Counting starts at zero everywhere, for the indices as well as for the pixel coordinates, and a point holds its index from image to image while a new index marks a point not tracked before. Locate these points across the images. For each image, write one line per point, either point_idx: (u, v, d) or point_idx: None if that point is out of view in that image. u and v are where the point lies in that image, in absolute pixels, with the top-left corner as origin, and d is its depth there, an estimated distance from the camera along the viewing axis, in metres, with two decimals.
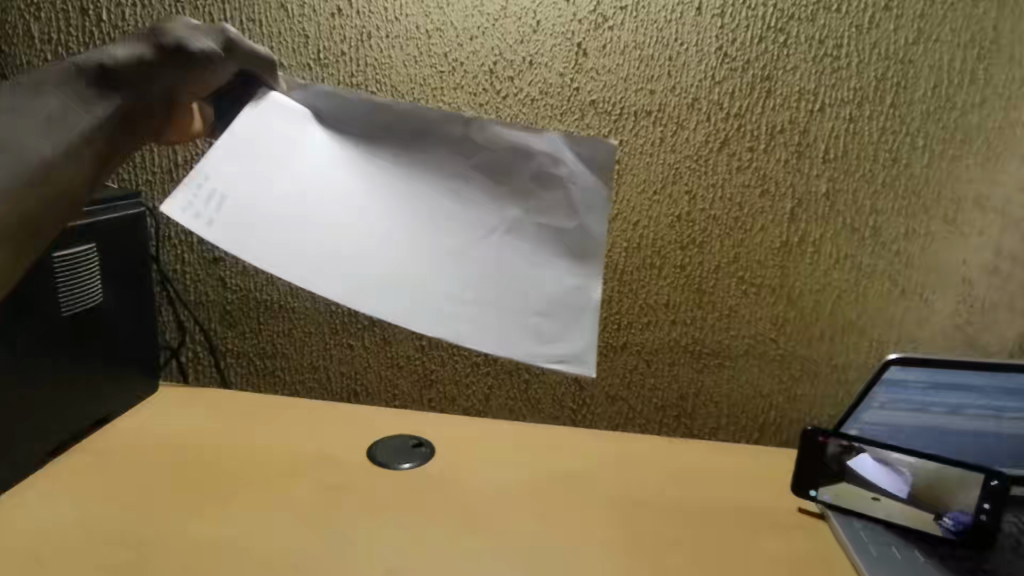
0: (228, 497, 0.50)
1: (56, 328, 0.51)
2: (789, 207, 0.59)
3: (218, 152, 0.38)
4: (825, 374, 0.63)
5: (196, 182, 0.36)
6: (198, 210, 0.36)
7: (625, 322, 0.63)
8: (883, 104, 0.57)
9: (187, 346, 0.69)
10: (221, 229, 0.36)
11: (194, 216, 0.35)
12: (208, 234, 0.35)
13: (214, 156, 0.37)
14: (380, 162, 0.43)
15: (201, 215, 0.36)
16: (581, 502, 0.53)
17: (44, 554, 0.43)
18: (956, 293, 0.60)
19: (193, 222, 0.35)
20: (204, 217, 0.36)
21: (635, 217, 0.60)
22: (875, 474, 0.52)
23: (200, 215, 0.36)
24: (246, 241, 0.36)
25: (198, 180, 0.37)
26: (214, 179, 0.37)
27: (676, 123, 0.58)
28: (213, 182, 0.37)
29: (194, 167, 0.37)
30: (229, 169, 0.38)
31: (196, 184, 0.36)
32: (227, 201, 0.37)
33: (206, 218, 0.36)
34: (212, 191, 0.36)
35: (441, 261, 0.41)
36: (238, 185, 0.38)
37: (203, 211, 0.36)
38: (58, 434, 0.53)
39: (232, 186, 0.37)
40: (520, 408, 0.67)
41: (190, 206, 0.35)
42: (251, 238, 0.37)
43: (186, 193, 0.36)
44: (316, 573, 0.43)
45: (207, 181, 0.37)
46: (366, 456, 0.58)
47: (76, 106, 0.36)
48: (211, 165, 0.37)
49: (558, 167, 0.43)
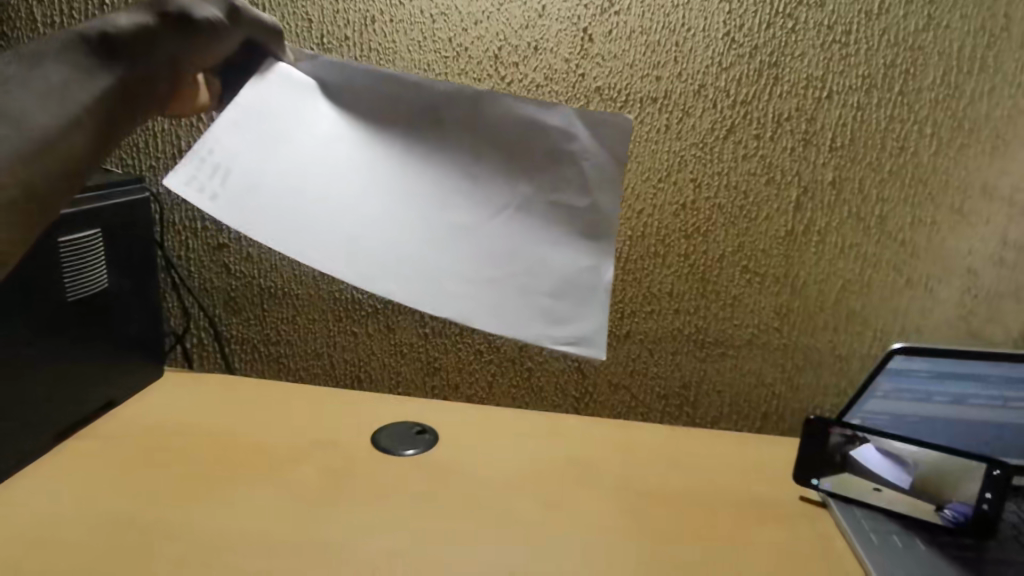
0: (233, 482, 0.51)
1: (61, 309, 0.51)
2: (795, 194, 0.59)
3: (220, 125, 0.38)
4: (828, 363, 0.63)
5: (199, 156, 0.38)
6: (201, 182, 0.38)
7: (629, 310, 0.63)
8: (891, 92, 0.56)
9: (191, 331, 0.69)
10: (223, 203, 0.38)
11: (196, 188, 0.37)
12: (211, 207, 0.37)
13: (217, 128, 0.38)
14: (388, 142, 0.42)
15: (204, 187, 0.38)
16: (582, 489, 0.53)
17: (50, 539, 0.44)
18: (960, 283, 0.60)
19: (196, 195, 0.37)
20: (208, 190, 0.38)
21: (639, 205, 0.60)
22: (878, 465, 0.52)
23: (203, 188, 0.37)
24: (247, 216, 0.38)
25: (201, 153, 0.38)
26: (218, 152, 0.38)
27: (682, 110, 0.58)
28: (217, 157, 0.38)
29: (199, 139, 0.38)
30: (232, 142, 0.38)
31: (199, 158, 0.38)
32: (230, 174, 0.38)
33: (209, 192, 0.38)
34: (216, 164, 0.38)
35: (449, 237, 0.41)
36: (240, 158, 0.38)
37: (207, 183, 0.38)
38: (63, 419, 0.54)
39: (235, 159, 0.38)
40: (523, 395, 0.68)
41: (194, 179, 0.37)
42: (248, 213, 0.38)
43: (190, 166, 0.37)
44: (321, 559, 0.44)
45: (210, 155, 0.38)
46: (370, 442, 0.58)
47: (80, 79, 0.35)
48: (214, 138, 0.38)
49: (571, 143, 0.42)
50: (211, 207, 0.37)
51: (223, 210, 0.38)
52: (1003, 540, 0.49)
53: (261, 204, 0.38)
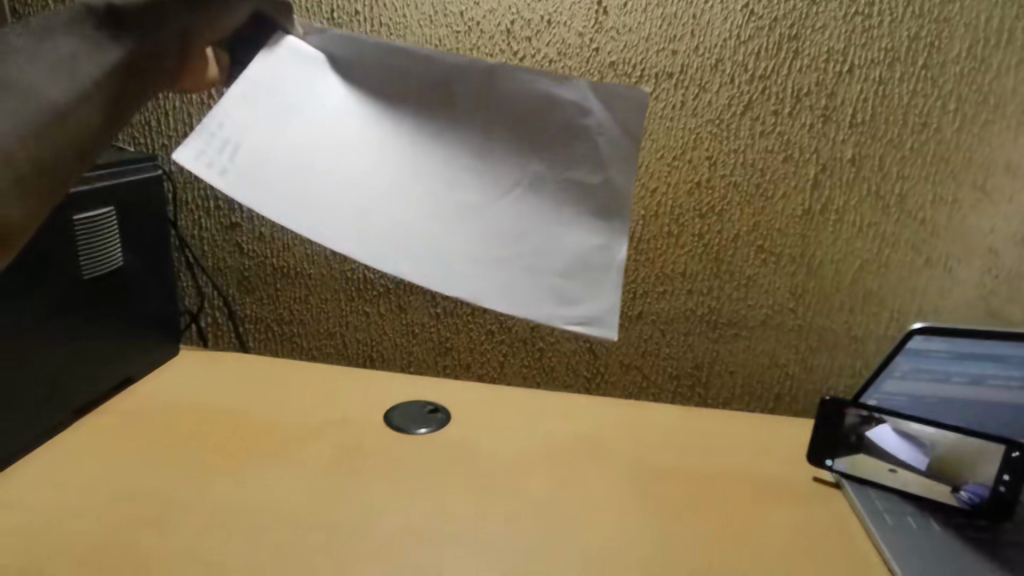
0: (249, 459, 0.52)
1: (76, 287, 0.51)
2: (813, 171, 0.58)
3: (230, 99, 0.38)
4: (844, 344, 0.62)
5: (209, 130, 0.37)
6: (210, 158, 0.37)
7: (641, 291, 0.63)
8: (914, 65, 0.55)
9: (206, 310, 0.70)
10: (233, 177, 0.37)
11: (206, 164, 0.37)
12: (220, 181, 0.37)
13: (227, 103, 0.38)
14: (399, 117, 0.41)
15: (213, 162, 0.37)
16: (594, 468, 0.54)
17: (72, 512, 0.45)
18: (981, 262, 0.59)
19: (205, 170, 0.37)
20: (217, 165, 0.37)
21: (653, 183, 0.60)
22: (895, 446, 0.51)
23: (212, 163, 0.37)
24: (256, 191, 0.38)
25: (211, 127, 0.38)
26: (228, 127, 0.38)
27: (698, 86, 0.56)
28: (227, 131, 0.38)
29: (209, 113, 0.38)
30: (244, 118, 0.38)
31: (209, 133, 0.37)
32: (239, 150, 0.38)
33: (218, 167, 0.37)
34: (225, 139, 0.38)
35: (461, 215, 0.41)
36: (251, 133, 0.38)
37: (216, 159, 0.38)
38: (81, 396, 0.54)
39: (245, 135, 0.38)
40: (534, 375, 0.68)
41: (203, 154, 0.37)
42: (258, 188, 0.38)
43: (200, 141, 0.37)
44: (336, 534, 0.44)
45: (219, 130, 0.38)
46: (383, 420, 0.58)
47: (90, 51, 0.34)
48: (224, 112, 0.38)
49: (586, 119, 0.41)
50: (221, 182, 0.37)
51: (232, 185, 0.37)
52: (1019, 522, 0.48)
53: (269, 179, 0.38)
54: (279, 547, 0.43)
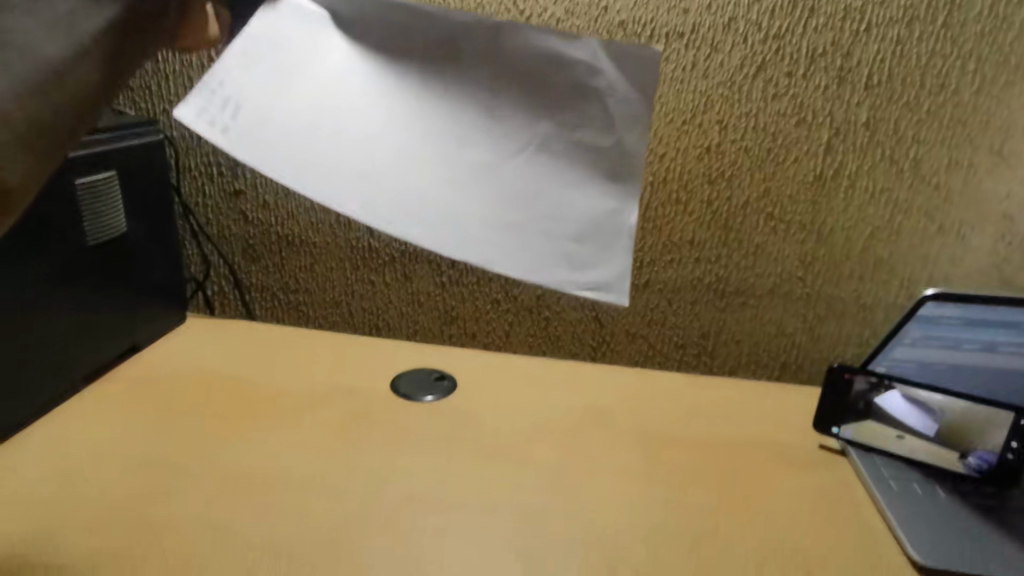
0: (257, 426, 0.52)
1: (79, 253, 0.51)
2: (826, 135, 0.57)
3: (233, 58, 0.36)
4: (852, 313, 0.62)
5: (209, 88, 0.36)
6: (212, 116, 0.36)
7: (648, 259, 0.62)
8: (934, 24, 0.53)
9: (211, 279, 0.69)
10: (235, 136, 0.36)
11: (208, 123, 0.36)
12: (222, 141, 0.36)
13: (229, 61, 0.36)
14: (404, 76, 0.40)
15: (215, 121, 0.36)
16: (601, 436, 0.54)
17: (84, 477, 0.45)
18: (994, 229, 0.58)
19: (207, 130, 0.36)
20: (219, 124, 0.36)
21: (662, 149, 0.58)
22: (903, 412, 0.51)
23: (214, 121, 0.36)
24: (258, 151, 0.37)
25: (210, 85, 0.36)
26: (230, 86, 0.37)
27: (710, 46, 0.55)
28: (227, 90, 0.36)
29: (209, 71, 0.36)
30: (244, 77, 0.37)
31: (209, 91, 0.36)
32: (241, 110, 0.37)
33: (221, 125, 0.36)
34: (227, 98, 0.36)
35: (470, 177, 0.40)
36: (253, 95, 0.37)
37: (218, 117, 0.36)
38: (89, 364, 0.55)
39: (246, 95, 0.37)
40: (540, 344, 0.68)
41: (205, 112, 0.36)
42: (258, 149, 0.37)
43: (201, 99, 0.36)
44: (345, 500, 0.45)
45: (221, 88, 0.36)
46: (390, 388, 0.58)
47: (86, 8, 0.30)
48: (225, 70, 0.36)
49: (596, 79, 0.40)
50: (223, 143, 0.36)
51: (235, 146, 0.36)
52: None
53: (270, 139, 0.37)
54: (289, 513, 0.43)
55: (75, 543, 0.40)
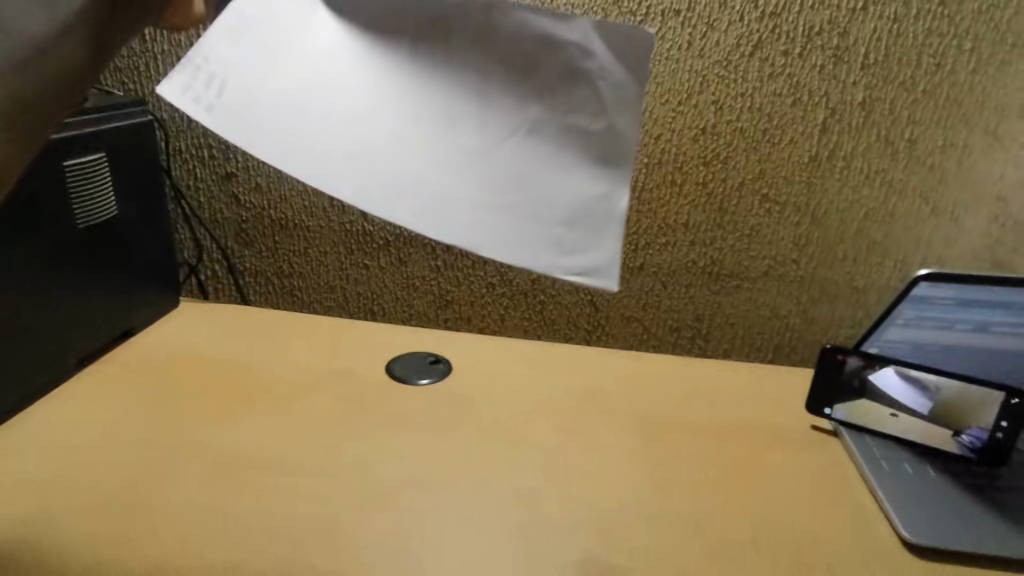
0: (253, 410, 0.52)
1: (71, 236, 0.51)
2: (822, 116, 0.56)
3: (216, 33, 0.37)
4: (845, 295, 0.62)
5: (193, 65, 0.37)
6: (197, 93, 0.37)
7: (643, 242, 0.62)
8: (931, 2, 0.53)
9: (204, 263, 0.69)
10: (219, 114, 0.37)
11: (192, 100, 0.37)
12: (206, 119, 0.37)
13: (209, 38, 0.37)
14: (394, 55, 0.39)
15: (200, 98, 0.37)
16: (596, 418, 0.54)
17: (80, 461, 0.45)
18: (988, 211, 0.58)
19: (192, 107, 0.36)
20: (204, 101, 0.37)
21: (657, 130, 0.58)
22: (897, 390, 0.52)
23: (198, 98, 0.37)
24: (246, 129, 0.37)
25: (196, 61, 0.37)
26: (215, 62, 0.37)
27: (706, 24, 0.54)
28: (212, 66, 0.37)
29: (194, 47, 0.37)
30: (230, 52, 0.37)
31: (194, 67, 0.37)
32: (227, 84, 0.37)
33: (205, 102, 0.37)
34: (212, 74, 0.37)
35: (459, 161, 0.39)
36: (238, 69, 0.37)
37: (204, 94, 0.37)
38: (83, 348, 0.54)
39: (230, 71, 0.37)
40: (535, 328, 0.68)
41: (190, 89, 0.37)
42: (246, 126, 0.37)
43: (185, 75, 0.37)
44: (342, 482, 0.45)
45: (205, 64, 0.37)
46: (385, 371, 0.58)
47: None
48: (208, 46, 0.37)
49: (587, 61, 0.39)
50: (206, 119, 0.37)
51: (219, 121, 0.37)
52: (1015, 467, 0.49)
53: (260, 116, 0.37)
54: (287, 494, 0.43)
55: (73, 525, 0.40)
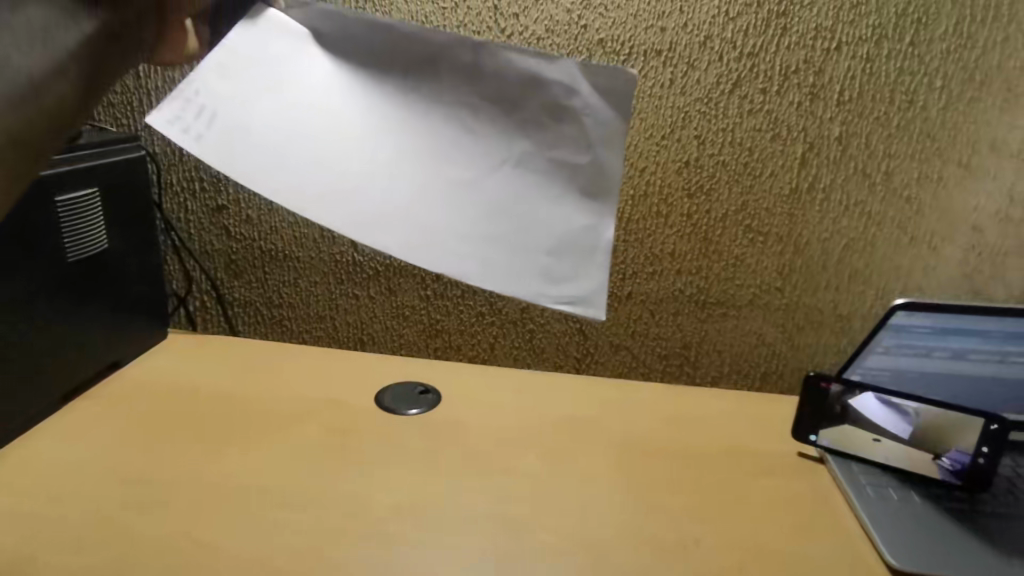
0: (241, 441, 0.52)
1: (63, 270, 0.51)
2: (800, 150, 0.58)
3: (209, 67, 0.38)
4: (829, 323, 0.63)
5: (187, 95, 0.38)
6: (186, 123, 0.38)
7: (631, 271, 0.63)
8: (902, 42, 0.55)
9: (194, 294, 0.69)
10: (208, 145, 0.38)
11: (180, 129, 0.37)
12: (194, 147, 0.37)
13: (205, 71, 0.38)
14: (387, 92, 0.40)
15: (188, 128, 0.38)
16: (586, 447, 0.54)
17: (63, 497, 0.45)
18: (965, 240, 0.60)
19: (178, 136, 0.37)
20: (193, 131, 0.38)
21: (641, 163, 0.60)
22: (877, 414, 0.53)
23: (187, 128, 0.37)
24: (234, 161, 0.38)
25: (188, 92, 0.38)
26: (205, 94, 0.38)
27: (687, 63, 0.56)
28: (203, 98, 0.38)
29: (187, 79, 0.38)
30: (218, 85, 0.38)
31: (185, 98, 0.38)
32: (215, 117, 0.38)
33: (194, 132, 0.38)
34: (201, 105, 0.38)
35: (448, 195, 0.40)
36: (225, 101, 0.38)
37: (193, 124, 0.38)
38: (69, 381, 0.54)
39: (220, 102, 0.38)
40: (524, 356, 0.68)
41: (179, 120, 0.38)
42: (235, 154, 0.38)
43: (176, 105, 0.38)
44: (331, 514, 0.44)
45: (195, 96, 0.38)
46: (375, 400, 0.59)
47: (60, 19, 0.29)
48: (200, 80, 0.38)
49: (571, 98, 0.40)
50: (195, 148, 0.37)
51: (210, 153, 0.38)
52: (997, 493, 0.50)
53: (248, 146, 0.38)
54: (275, 524, 0.43)
55: (56, 561, 0.39)
